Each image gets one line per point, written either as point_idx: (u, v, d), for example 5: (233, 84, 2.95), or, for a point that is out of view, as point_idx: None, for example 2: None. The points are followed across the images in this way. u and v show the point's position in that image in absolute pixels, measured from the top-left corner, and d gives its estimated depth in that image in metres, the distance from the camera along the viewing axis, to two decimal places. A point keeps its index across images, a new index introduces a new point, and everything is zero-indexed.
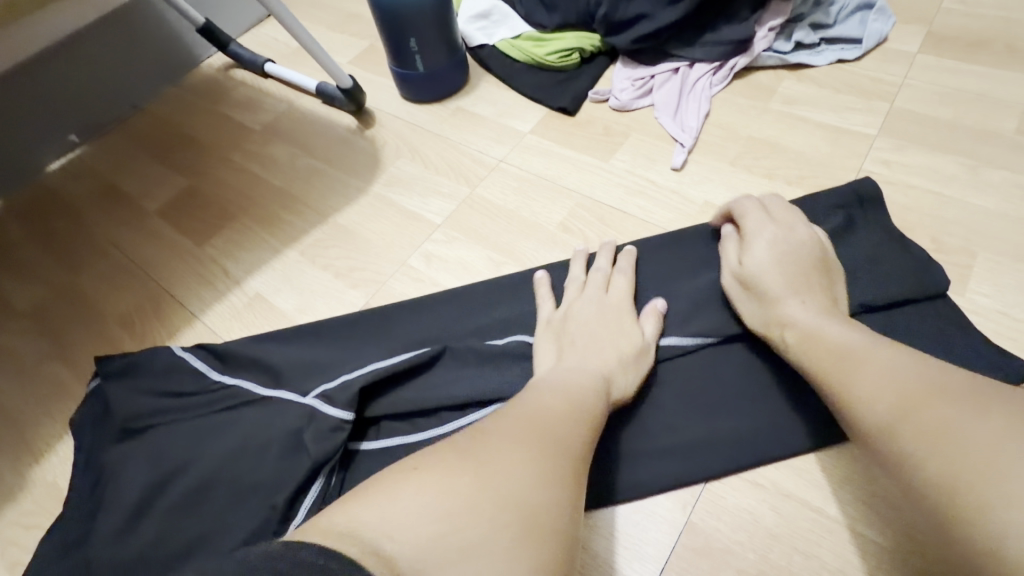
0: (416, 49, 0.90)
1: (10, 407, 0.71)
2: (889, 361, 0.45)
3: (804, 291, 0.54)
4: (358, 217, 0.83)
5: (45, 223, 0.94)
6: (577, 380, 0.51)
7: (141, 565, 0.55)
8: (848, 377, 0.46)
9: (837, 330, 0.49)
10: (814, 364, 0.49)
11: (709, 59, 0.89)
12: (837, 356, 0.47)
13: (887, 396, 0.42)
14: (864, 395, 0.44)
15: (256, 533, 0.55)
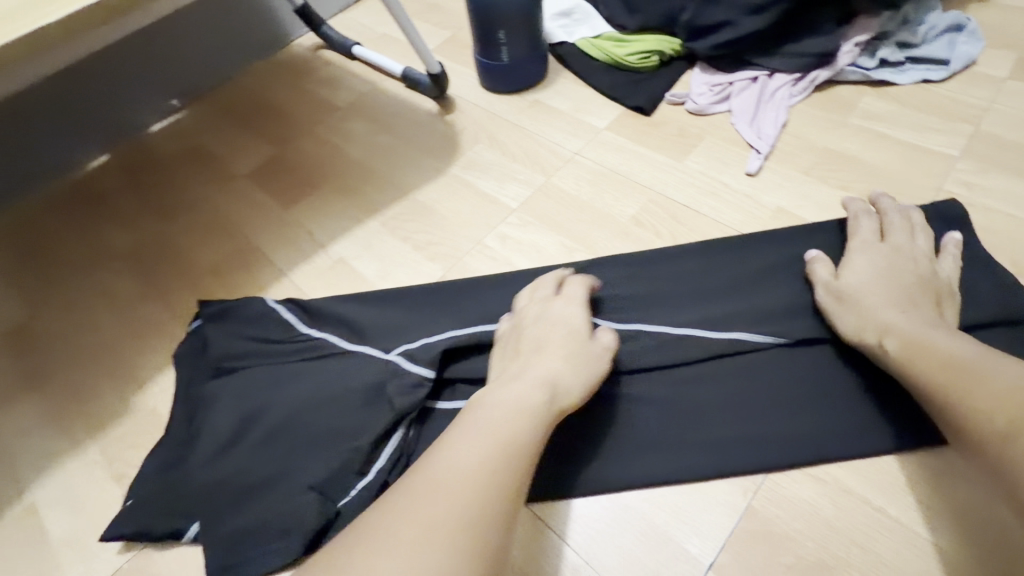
0: (503, 41, 0.94)
1: (111, 339, 0.77)
2: (1008, 369, 0.47)
3: (884, 314, 0.56)
4: (436, 195, 0.87)
5: (139, 175, 0.99)
6: (519, 407, 0.49)
7: (230, 492, 0.60)
8: (975, 380, 0.47)
9: (553, 366, 0.53)
10: (933, 373, 0.50)
11: (789, 70, 0.90)
12: (962, 362, 0.49)
13: (1009, 392, 0.45)
14: (1009, 390, 0.45)
15: (337, 472, 0.59)
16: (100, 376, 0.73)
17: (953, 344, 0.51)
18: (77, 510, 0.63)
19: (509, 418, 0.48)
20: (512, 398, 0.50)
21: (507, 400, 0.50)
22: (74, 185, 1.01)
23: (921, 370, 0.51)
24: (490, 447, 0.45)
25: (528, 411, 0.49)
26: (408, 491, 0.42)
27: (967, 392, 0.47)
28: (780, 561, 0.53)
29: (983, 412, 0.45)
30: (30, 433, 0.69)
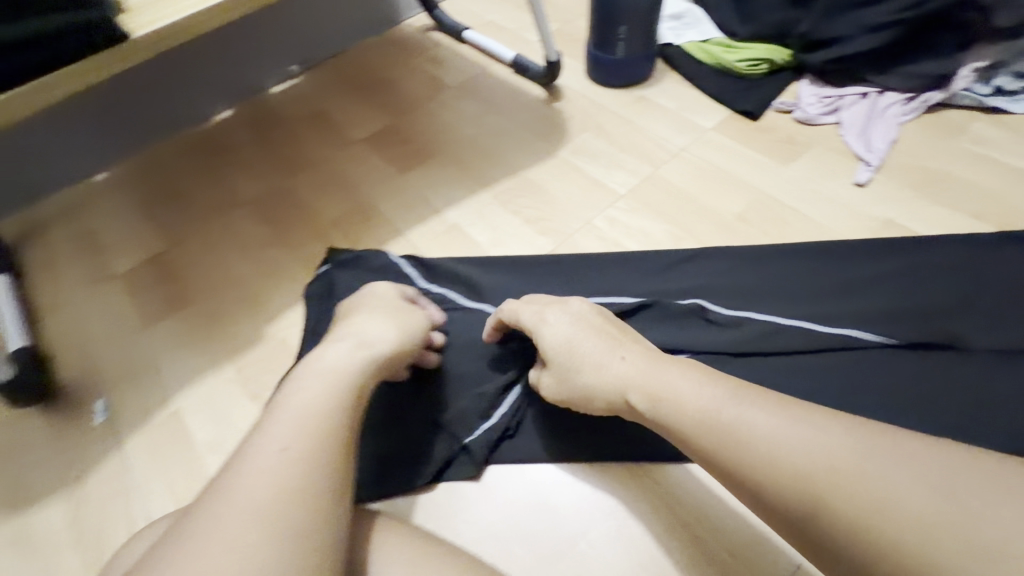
0: (622, 36, 0.98)
1: (243, 275, 0.84)
2: (759, 411, 0.43)
3: (626, 368, 0.51)
4: (546, 175, 0.92)
5: (265, 132, 1.06)
6: (333, 385, 0.45)
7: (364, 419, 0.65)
8: (754, 445, 0.41)
9: (682, 383, 0.47)
10: (694, 434, 0.44)
11: (902, 89, 0.92)
12: (717, 417, 0.44)
13: (818, 464, 0.39)
14: (761, 459, 0.41)
15: (466, 412, 0.65)
16: (235, 307, 0.80)
17: (702, 396, 0.45)
18: (219, 420, 0.69)
19: (326, 400, 0.43)
20: (305, 396, 0.43)
21: (297, 404, 0.42)
22: (200, 135, 1.09)
23: (676, 423, 0.46)
24: (290, 433, 0.40)
25: (338, 387, 0.45)
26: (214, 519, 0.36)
27: (744, 471, 0.41)
28: None
29: (783, 482, 0.39)
30: (173, 350, 0.76)
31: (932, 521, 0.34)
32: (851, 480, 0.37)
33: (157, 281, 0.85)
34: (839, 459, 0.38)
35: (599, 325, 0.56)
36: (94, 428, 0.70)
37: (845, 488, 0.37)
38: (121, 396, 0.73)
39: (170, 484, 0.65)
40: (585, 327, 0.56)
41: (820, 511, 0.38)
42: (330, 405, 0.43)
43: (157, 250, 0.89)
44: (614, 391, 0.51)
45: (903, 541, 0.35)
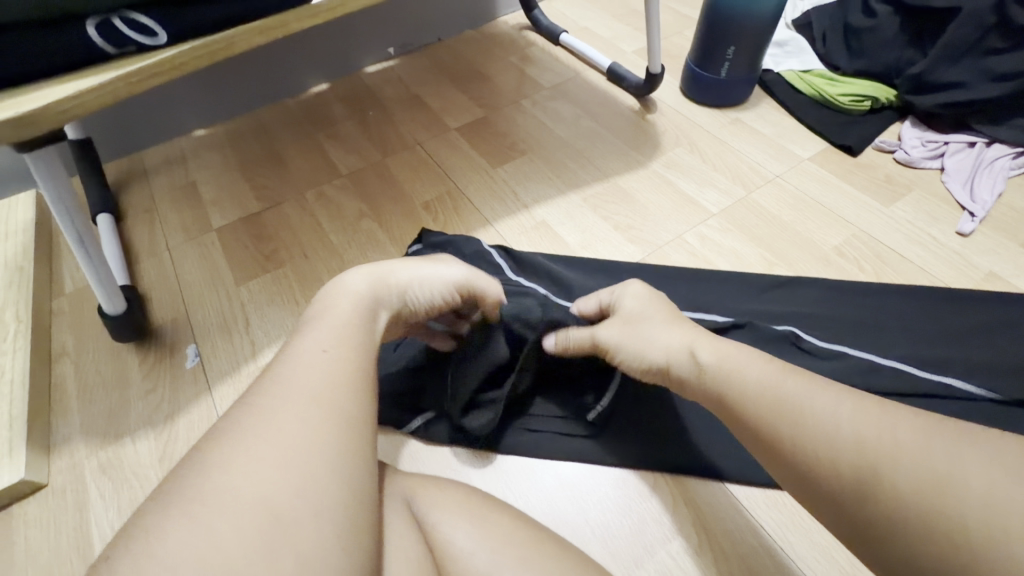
0: (728, 57, 0.98)
1: (335, 244, 0.87)
2: (818, 392, 0.41)
3: (685, 332, 0.52)
4: (636, 184, 0.92)
5: (362, 110, 1.10)
6: (358, 307, 0.45)
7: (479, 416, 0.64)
8: (804, 415, 0.40)
9: (753, 362, 0.46)
10: (752, 404, 0.43)
11: (1013, 142, 0.89)
12: (776, 391, 0.42)
13: (865, 431, 0.37)
14: (814, 428, 0.39)
15: (576, 397, 0.66)
16: (326, 273, 0.83)
17: (762, 370, 0.44)
18: None
19: (350, 315, 0.44)
20: (335, 309, 0.44)
21: (322, 319, 0.43)
22: (297, 105, 1.12)
23: (736, 395, 0.44)
24: (330, 337, 0.41)
25: (361, 303, 0.45)
26: (252, 418, 0.35)
27: (791, 440, 0.40)
28: None
29: (829, 447, 0.38)
30: (264, 306, 0.79)
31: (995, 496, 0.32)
32: (882, 451, 0.36)
33: (252, 239, 0.88)
34: (901, 432, 0.37)
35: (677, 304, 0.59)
36: (185, 370, 0.73)
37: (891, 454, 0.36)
38: (213, 344, 0.75)
39: None
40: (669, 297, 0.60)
41: (864, 472, 0.36)
42: (356, 321, 0.44)
43: (254, 210, 0.93)
44: (685, 345, 0.51)
45: (967, 515, 0.32)
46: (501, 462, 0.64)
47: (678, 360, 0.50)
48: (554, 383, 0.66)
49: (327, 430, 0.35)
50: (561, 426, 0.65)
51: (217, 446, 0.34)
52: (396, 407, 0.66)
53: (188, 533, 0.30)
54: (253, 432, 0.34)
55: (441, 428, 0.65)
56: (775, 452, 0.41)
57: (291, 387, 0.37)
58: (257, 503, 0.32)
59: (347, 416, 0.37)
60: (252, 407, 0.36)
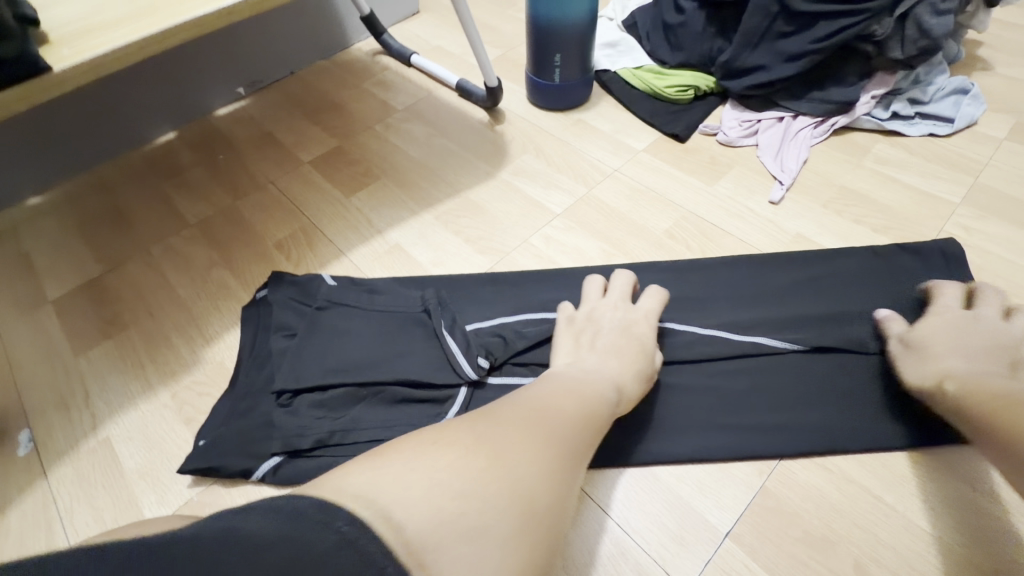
0: (558, 64, 1.03)
1: (183, 298, 0.84)
2: None
3: (949, 365, 0.59)
4: (486, 196, 0.95)
5: (212, 155, 1.07)
6: (590, 385, 0.55)
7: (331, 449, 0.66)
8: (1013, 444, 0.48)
9: (1006, 384, 0.54)
10: (983, 405, 0.52)
11: (813, 114, 1.00)
12: (1014, 399, 0.51)
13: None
14: None
15: (423, 419, 0.67)
16: (173, 330, 0.80)
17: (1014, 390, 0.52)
18: (150, 446, 0.69)
19: (597, 390, 0.55)
20: (592, 387, 0.55)
21: (579, 391, 0.53)
22: (144, 158, 1.08)
23: (975, 407, 0.53)
24: (581, 413, 0.50)
25: (605, 393, 0.55)
26: (527, 428, 0.44)
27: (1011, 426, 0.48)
28: (790, 535, 0.59)
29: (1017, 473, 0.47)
30: (105, 376, 0.75)
31: None
32: None
33: (94, 306, 0.83)
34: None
35: (970, 334, 0.61)
36: (16, 459, 0.68)
37: None
38: (50, 426, 0.71)
39: (96, 515, 0.64)
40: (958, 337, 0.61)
41: None
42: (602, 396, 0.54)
43: (95, 274, 0.88)
44: (934, 374, 0.59)
45: None
46: None
47: (928, 382, 0.60)
48: (405, 405, 0.68)
49: (564, 474, 0.43)
50: None
51: (515, 436, 0.42)
52: (242, 456, 0.65)
53: (458, 476, 0.36)
54: (523, 436, 0.43)
55: (294, 468, 0.65)
56: (991, 444, 0.50)
57: (553, 426, 0.46)
58: (522, 495, 0.38)
59: (570, 452, 0.45)
60: (536, 424, 0.45)
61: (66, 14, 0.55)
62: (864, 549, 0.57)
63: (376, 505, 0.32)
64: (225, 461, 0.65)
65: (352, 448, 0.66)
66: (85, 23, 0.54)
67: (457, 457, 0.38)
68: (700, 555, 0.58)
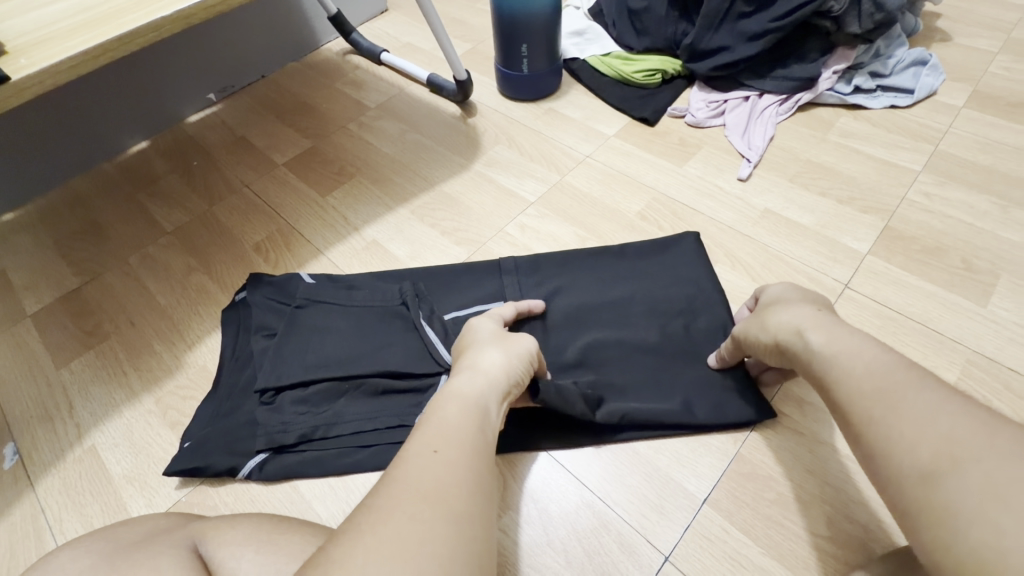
0: (525, 54, 1.04)
1: (163, 304, 0.84)
2: (921, 397, 0.41)
3: (805, 315, 0.55)
4: (460, 188, 0.96)
5: (185, 162, 1.07)
6: (461, 410, 0.47)
7: (316, 443, 0.67)
8: (898, 416, 0.41)
9: (868, 352, 0.47)
10: (829, 381, 0.48)
11: (778, 91, 1.02)
12: (886, 380, 0.44)
13: (949, 433, 0.38)
14: (911, 417, 0.40)
15: (405, 409, 0.68)
16: (154, 336, 0.80)
17: (875, 356, 0.47)
18: (136, 451, 0.69)
19: (463, 411, 0.47)
20: (458, 412, 0.47)
21: (433, 423, 0.45)
22: (117, 169, 1.07)
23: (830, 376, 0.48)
24: (437, 441, 0.43)
25: (472, 408, 0.48)
26: (368, 520, 0.36)
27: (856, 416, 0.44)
28: (766, 497, 0.61)
29: (902, 447, 0.39)
30: (88, 385, 0.76)
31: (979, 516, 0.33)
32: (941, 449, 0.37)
33: (72, 318, 0.84)
34: (961, 441, 0.37)
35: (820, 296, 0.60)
36: (3, 471, 0.69)
37: (961, 460, 0.36)
38: (35, 437, 0.71)
39: (85, 521, 0.64)
40: (800, 292, 0.61)
41: (932, 476, 0.36)
42: (471, 416, 0.47)
43: (73, 286, 0.88)
44: (792, 328, 0.55)
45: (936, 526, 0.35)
46: (345, 481, 0.66)
47: (786, 335, 0.55)
48: (387, 396, 0.69)
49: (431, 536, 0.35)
50: (396, 436, 0.67)
51: (353, 543, 0.34)
52: (226, 454, 0.66)
53: None
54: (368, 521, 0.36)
55: (281, 463, 0.66)
56: (846, 423, 0.45)
57: (410, 487, 0.38)
58: None
59: (443, 499, 0.38)
60: (383, 502, 0.37)
61: (25, 25, 0.56)
62: (835, 506, 0.59)
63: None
64: (211, 460, 0.66)
65: (336, 440, 0.67)
66: (43, 33, 0.55)
67: None
68: (679, 522, 0.60)
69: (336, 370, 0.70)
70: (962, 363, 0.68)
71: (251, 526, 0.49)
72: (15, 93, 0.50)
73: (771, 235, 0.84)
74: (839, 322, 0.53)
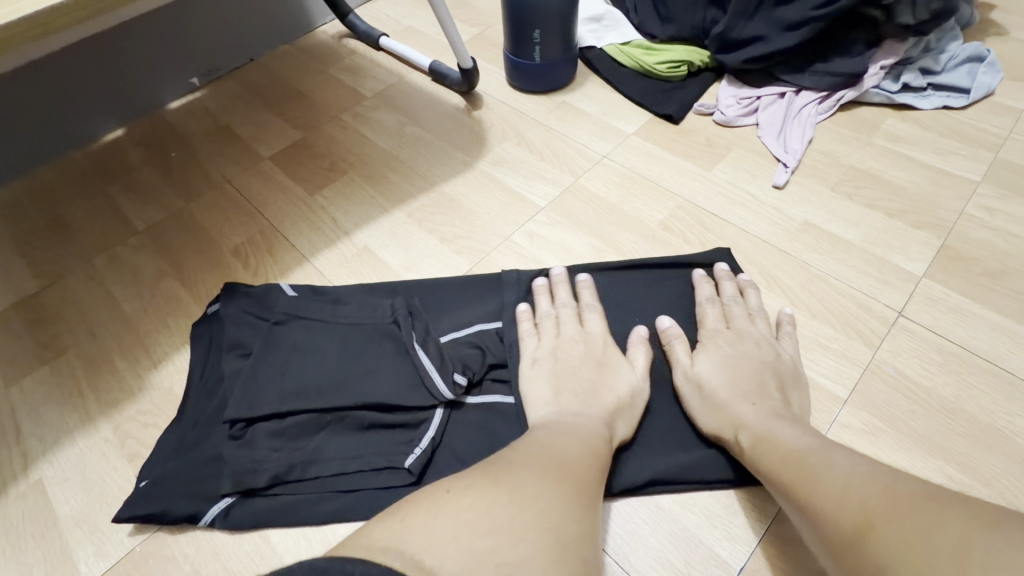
0: (537, 41, 0.94)
1: (129, 315, 0.75)
2: (839, 464, 0.44)
3: (743, 411, 0.54)
4: (463, 189, 0.87)
5: (162, 154, 0.97)
6: (581, 427, 0.52)
7: (292, 485, 0.58)
8: (820, 485, 0.43)
9: (791, 433, 0.49)
10: (771, 465, 0.48)
11: (818, 88, 0.91)
12: (804, 457, 0.46)
13: (865, 502, 0.39)
14: (834, 485, 0.42)
15: (395, 448, 0.60)
16: (116, 352, 0.72)
17: (801, 440, 0.48)
18: (88, 487, 0.61)
19: (587, 426, 0.52)
20: (580, 430, 0.51)
21: (558, 435, 0.49)
22: (88, 159, 0.98)
23: (767, 463, 0.49)
24: (578, 448, 0.48)
25: (597, 430, 0.52)
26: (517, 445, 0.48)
27: (801, 499, 0.44)
28: (812, 567, 0.52)
29: (832, 516, 0.40)
30: (39, 408, 0.67)
31: (909, 557, 0.34)
32: (865, 511, 0.38)
33: (26, 329, 0.75)
34: (872, 504, 0.38)
35: (753, 372, 0.58)
36: None
37: (884, 522, 0.37)
38: None
39: (25, 571, 0.56)
40: (735, 368, 0.58)
41: (863, 537, 0.37)
42: (596, 429, 0.52)
43: (30, 291, 0.79)
44: (729, 424, 0.54)
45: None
46: (323, 531, 0.58)
47: (724, 431, 0.55)
48: (373, 432, 0.61)
49: (585, 484, 0.44)
50: (384, 479, 0.59)
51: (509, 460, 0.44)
52: (188, 498, 0.58)
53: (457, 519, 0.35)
54: (525, 471, 0.42)
55: (250, 509, 0.57)
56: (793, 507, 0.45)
57: (547, 457, 0.45)
58: (550, 527, 0.37)
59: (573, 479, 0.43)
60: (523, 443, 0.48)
61: None
62: None
63: (406, 556, 0.32)
64: (169, 504, 0.57)
65: (314, 481, 0.58)
66: None
67: (469, 499, 0.37)
68: None
69: (315, 401, 0.61)
70: None
71: None
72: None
73: (812, 252, 0.74)
74: (775, 412, 0.53)
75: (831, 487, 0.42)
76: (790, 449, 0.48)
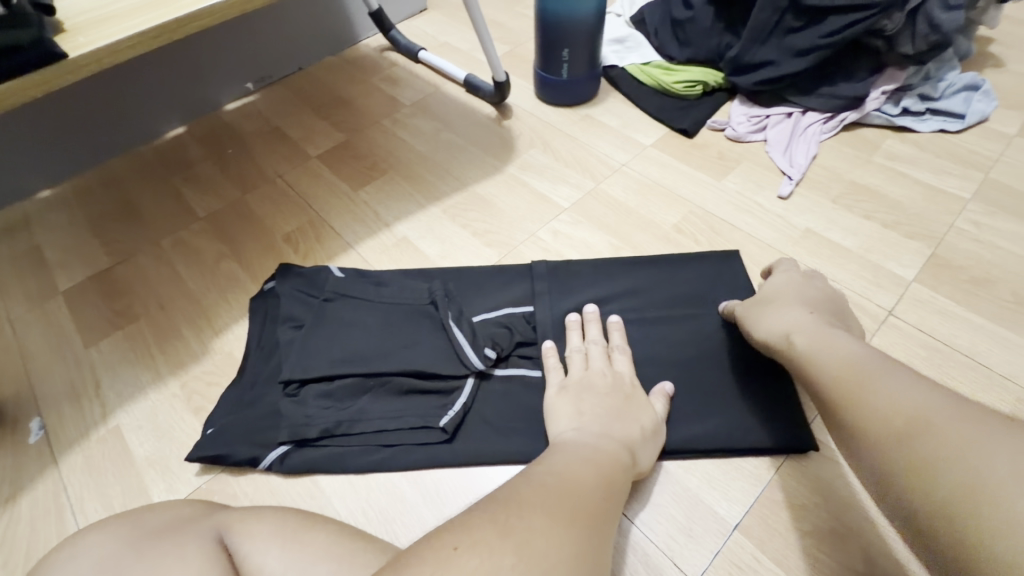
0: (565, 59, 1.03)
1: (193, 289, 0.84)
2: (895, 380, 0.45)
3: (805, 326, 0.58)
4: (493, 190, 0.95)
5: (221, 150, 1.07)
6: (601, 455, 0.50)
7: (340, 439, 0.66)
8: (870, 395, 0.45)
9: (850, 347, 0.52)
10: (821, 374, 0.51)
11: (822, 109, 0.99)
12: (860, 370, 0.48)
13: (914, 412, 0.41)
14: (884, 396, 0.44)
15: (432, 411, 0.67)
16: (183, 320, 0.80)
17: (860, 356, 0.50)
18: (159, 435, 0.69)
19: (602, 455, 0.50)
20: (597, 458, 0.49)
21: (579, 461, 0.47)
22: (154, 152, 1.08)
23: (817, 373, 0.52)
24: (597, 480, 0.45)
25: (616, 459, 0.51)
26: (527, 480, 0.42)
27: (841, 406, 0.47)
28: (801, 528, 0.58)
29: (875, 423, 0.43)
30: (116, 365, 0.76)
31: (948, 461, 0.36)
32: (912, 421, 0.41)
33: (103, 298, 0.84)
34: (922, 413, 0.41)
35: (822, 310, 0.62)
36: (28, 446, 0.69)
37: (929, 428, 0.39)
38: (61, 414, 0.71)
39: (106, 502, 0.64)
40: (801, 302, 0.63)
41: (905, 440, 0.40)
42: (612, 461, 0.50)
43: (106, 266, 0.89)
44: (786, 337, 0.58)
45: (909, 479, 0.38)
46: (367, 480, 0.65)
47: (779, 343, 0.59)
48: (412, 396, 0.68)
49: (604, 532, 0.40)
50: (423, 437, 0.66)
51: (521, 496, 0.39)
52: (250, 445, 0.65)
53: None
54: (538, 511, 0.37)
55: (303, 457, 0.65)
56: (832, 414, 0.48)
57: (564, 492, 0.41)
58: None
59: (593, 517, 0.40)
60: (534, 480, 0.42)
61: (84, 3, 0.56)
62: (876, 543, 0.57)
63: None
64: (232, 450, 0.65)
65: (360, 436, 0.66)
66: (99, 13, 0.55)
67: (483, 561, 0.33)
68: (709, 547, 0.58)
69: (359, 367, 0.69)
70: (1012, 403, 0.65)
71: (278, 519, 0.48)
72: (59, 77, 0.50)
73: (812, 255, 0.81)
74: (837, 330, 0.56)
75: (880, 396, 0.44)
76: (843, 364, 0.50)
